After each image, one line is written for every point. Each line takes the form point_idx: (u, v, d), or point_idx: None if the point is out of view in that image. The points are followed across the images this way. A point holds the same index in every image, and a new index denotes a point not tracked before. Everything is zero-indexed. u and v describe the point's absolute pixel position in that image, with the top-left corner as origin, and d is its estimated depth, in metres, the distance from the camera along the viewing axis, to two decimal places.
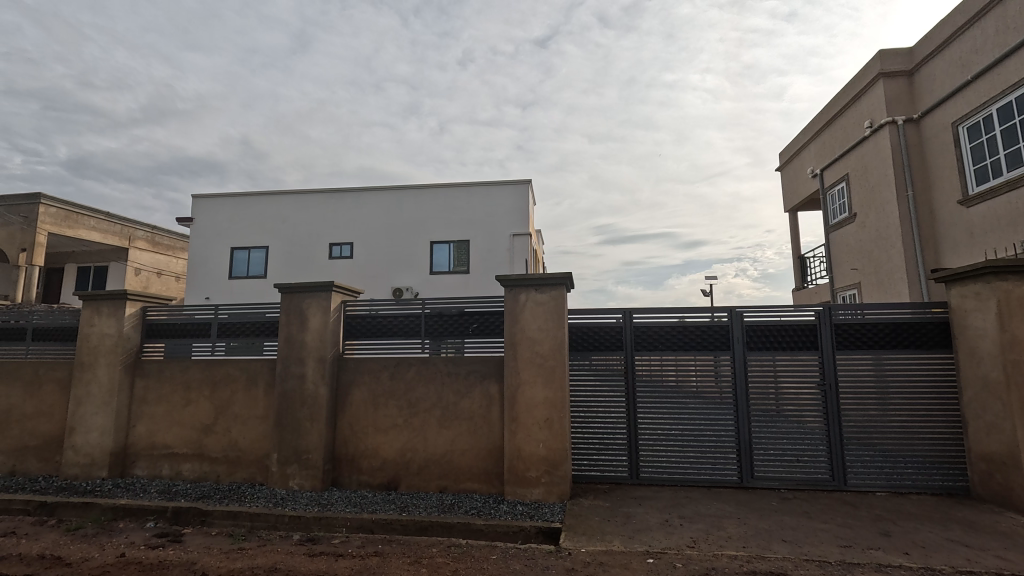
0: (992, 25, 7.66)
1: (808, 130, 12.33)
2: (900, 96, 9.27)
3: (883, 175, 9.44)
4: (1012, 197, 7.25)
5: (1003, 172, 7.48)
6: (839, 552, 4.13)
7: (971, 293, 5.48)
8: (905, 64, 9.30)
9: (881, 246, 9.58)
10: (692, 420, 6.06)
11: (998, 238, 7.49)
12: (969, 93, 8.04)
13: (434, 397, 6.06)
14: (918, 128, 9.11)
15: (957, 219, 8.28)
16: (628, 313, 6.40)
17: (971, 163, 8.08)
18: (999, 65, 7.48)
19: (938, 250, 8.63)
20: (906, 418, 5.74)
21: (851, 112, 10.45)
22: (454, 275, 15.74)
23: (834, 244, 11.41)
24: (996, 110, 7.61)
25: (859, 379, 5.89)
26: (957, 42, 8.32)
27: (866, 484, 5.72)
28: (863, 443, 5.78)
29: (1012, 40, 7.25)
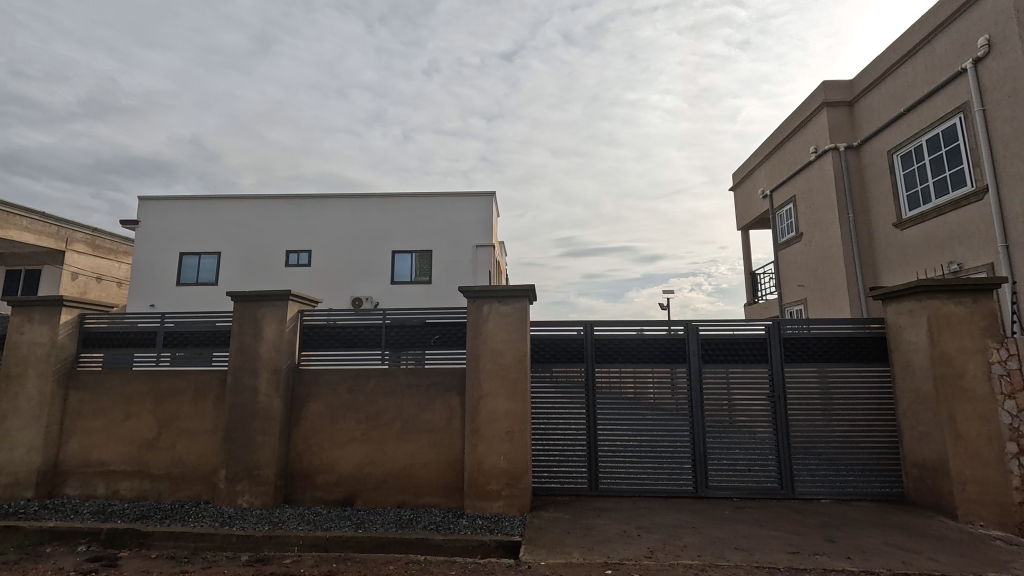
0: (922, 62, 8.32)
1: (759, 153, 12.97)
2: (841, 124, 9.92)
3: (826, 198, 10.03)
4: (941, 221, 7.86)
5: (932, 199, 8.09)
6: (788, 558, 4.29)
7: (905, 310, 5.86)
8: (846, 95, 9.98)
9: (825, 264, 10.13)
10: (650, 431, 6.18)
11: (929, 259, 8.08)
12: (903, 124, 8.67)
13: (394, 409, 5.95)
14: (858, 155, 9.76)
15: (892, 242, 8.90)
16: (589, 325, 6.50)
17: (903, 189, 8.70)
18: (929, 100, 8.13)
19: (876, 269, 9.23)
20: (848, 428, 6.05)
21: (798, 139, 11.08)
22: (415, 284, 15.55)
23: (782, 262, 11.97)
24: (925, 141, 8.24)
25: (806, 391, 6.17)
26: (891, 77, 8.98)
27: (812, 492, 5.99)
28: (810, 452, 6.06)
29: (940, 77, 7.89)
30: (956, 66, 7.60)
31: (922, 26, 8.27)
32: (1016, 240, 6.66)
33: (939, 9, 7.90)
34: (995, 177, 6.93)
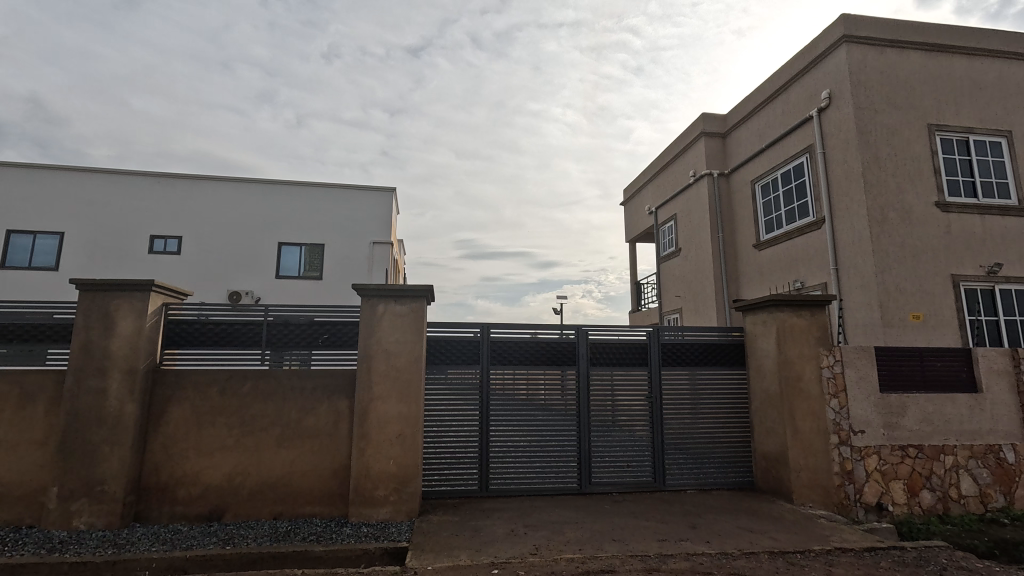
0: (779, 106, 9.58)
1: (646, 172, 14.05)
2: (715, 153, 11.10)
3: (701, 219, 11.15)
4: (789, 245, 9.13)
5: (784, 225, 9.34)
6: (658, 545, 4.67)
7: (759, 321, 6.70)
8: (720, 128, 11.18)
9: (698, 278, 11.24)
10: (540, 431, 6.39)
11: (780, 277, 9.34)
12: (763, 158, 9.93)
13: (273, 414, 5.50)
14: (728, 182, 10.99)
15: (752, 260, 10.13)
16: (486, 328, 6.56)
17: (762, 215, 9.96)
18: (783, 139, 9.39)
19: (739, 284, 10.44)
20: (711, 425, 6.76)
21: (680, 162, 12.19)
22: (304, 279, 14.57)
23: (663, 274, 13.07)
24: (780, 175, 9.52)
25: (678, 392, 6.78)
26: (756, 116, 10.25)
27: (680, 483, 6.59)
28: (679, 448, 6.66)
29: (792, 121, 9.16)
30: (804, 112, 8.86)
31: (780, 75, 9.52)
32: (843, 264, 7.93)
33: (793, 62, 9.15)
34: (830, 210, 8.19)
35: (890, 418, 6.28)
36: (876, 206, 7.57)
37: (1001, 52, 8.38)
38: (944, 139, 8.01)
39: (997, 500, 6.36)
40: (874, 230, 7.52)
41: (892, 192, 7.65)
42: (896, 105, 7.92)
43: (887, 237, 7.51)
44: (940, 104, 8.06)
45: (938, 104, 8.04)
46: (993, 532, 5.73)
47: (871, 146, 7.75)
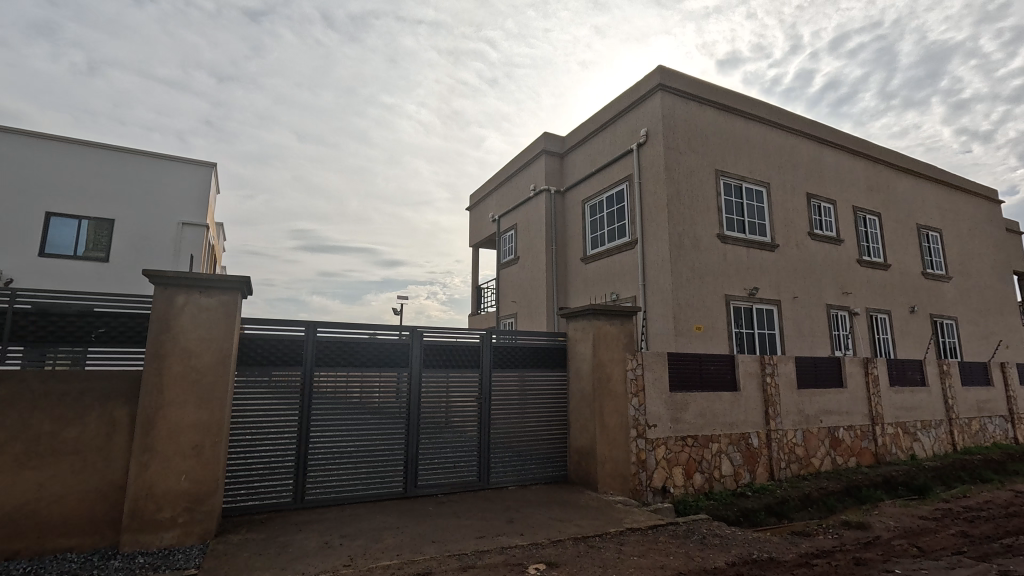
0: (607, 136, 10.72)
1: (492, 181, 14.56)
2: (553, 171, 11.98)
3: (538, 230, 11.94)
4: (609, 261, 10.27)
5: (607, 243, 10.47)
6: (475, 543, 4.82)
7: (580, 327, 7.36)
8: (558, 148, 12.11)
9: (532, 285, 12.01)
10: (366, 435, 6.14)
11: (600, 289, 10.43)
12: (593, 181, 11.02)
13: (15, 426, 4.38)
14: (563, 199, 11.95)
15: (579, 273, 11.16)
16: (313, 326, 6.10)
17: (589, 232, 11.05)
18: (610, 166, 10.53)
19: (567, 293, 11.40)
20: (534, 423, 7.22)
21: (522, 176, 12.90)
22: (82, 260, 11.95)
23: (501, 279, 13.68)
24: (605, 197, 10.66)
25: (507, 393, 7.10)
26: (589, 142, 11.32)
27: (502, 480, 6.91)
28: (504, 446, 6.98)
29: (617, 151, 10.32)
30: (627, 145, 10.06)
31: (609, 109, 10.65)
32: (649, 281, 9.18)
33: (620, 99, 10.32)
34: (642, 233, 9.42)
35: (675, 413, 7.45)
36: (675, 233, 8.93)
37: (765, 120, 10.59)
38: (726, 183, 9.81)
39: (745, 477, 7.92)
40: (673, 253, 8.84)
41: (688, 223, 9.11)
42: (694, 150, 9.48)
43: (682, 259, 8.89)
44: (724, 154, 9.86)
45: (723, 154, 9.82)
46: (740, 503, 7.13)
47: (675, 181, 9.12)
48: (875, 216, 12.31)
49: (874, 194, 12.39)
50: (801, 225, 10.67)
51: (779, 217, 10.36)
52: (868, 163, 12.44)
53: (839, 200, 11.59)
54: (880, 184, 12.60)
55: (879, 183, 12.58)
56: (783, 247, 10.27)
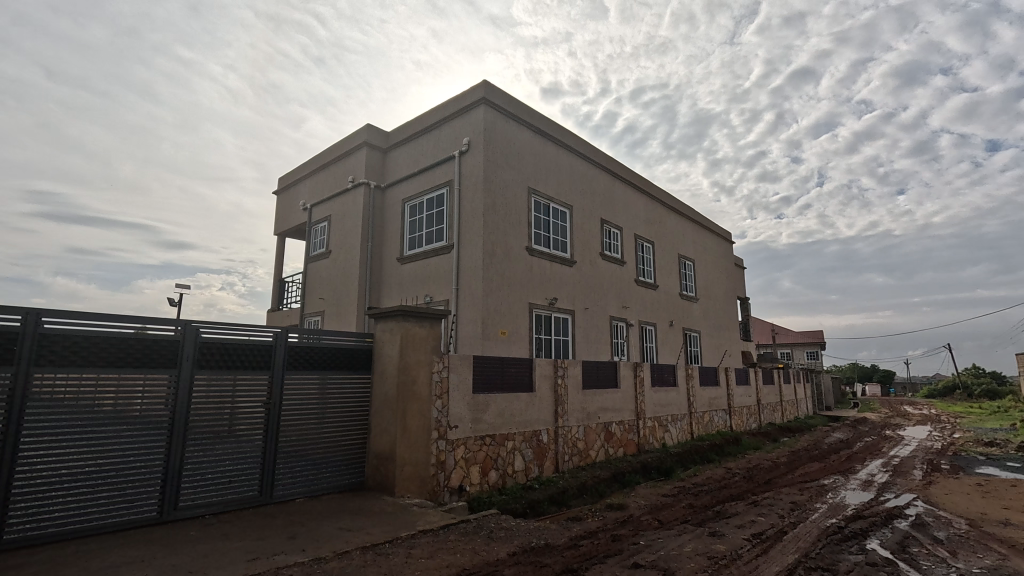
0: (431, 139, 10.75)
1: (306, 167, 13.41)
2: (374, 166, 11.54)
3: (353, 225, 11.37)
4: (425, 263, 10.30)
5: (423, 245, 10.48)
6: (245, 567, 4.28)
7: (388, 329, 7.14)
8: (380, 143, 11.72)
9: (343, 282, 11.36)
10: (109, 452, 5.00)
11: (414, 291, 10.40)
12: (414, 181, 10.93)
13: None
14: (382, 196, 11.60)
15: (394, 273, 10.95)
16: (36, 315, 4.78)
17: (406, 232, 10.92)
18: (431, 169, 10.57)
19: (380, 293, 11.10)
20: (331, 429, 6.75)
21: (340, 166, 12.14)
22: None
23: (309, 274, 12.66)
24: (425, 200, 10.66)
25: (301, 398, 6.51)
26: (413, 141, 11.20)
27: (289, 493, 6.30)
28: (293, 456, 6.37)
29: (440, 155, 10.42)
30: (449, 151, 10.22)
31: (434, 113, 10.70)
32: (461, 286, 9.43)
33: (445, 105, 10.45)
34: (457, 239, 9.65)
35: (476, 413, 7.76)
36: (488, 241, 9.35)
37: (572, 149, 11.83)
38: (536, 200, 10.65)
39: (534, 471, 8.62)
40: (485, 261, 9.24)
41: (501, 234, 9.62)
42: (510, 166, 10.08)
43: (493, 268, 9.34)
44: (536, 174, 10.71)
45: (535, 173, 10.65)
46: (528, 495, 7.72)
47: (491, 193, 9.57)
48: (650, 244, 14.70)
49: (651, 226, 14.80)
50: (594, 246, 12.16)
51: (577, 237, 11.64)
52: (648, 199, 14.79)
53: (625, 227, 13.54)
54: (655, 218, 15.10)
55: (654, 217, 15.06)
56: (579, 264, 11.56)
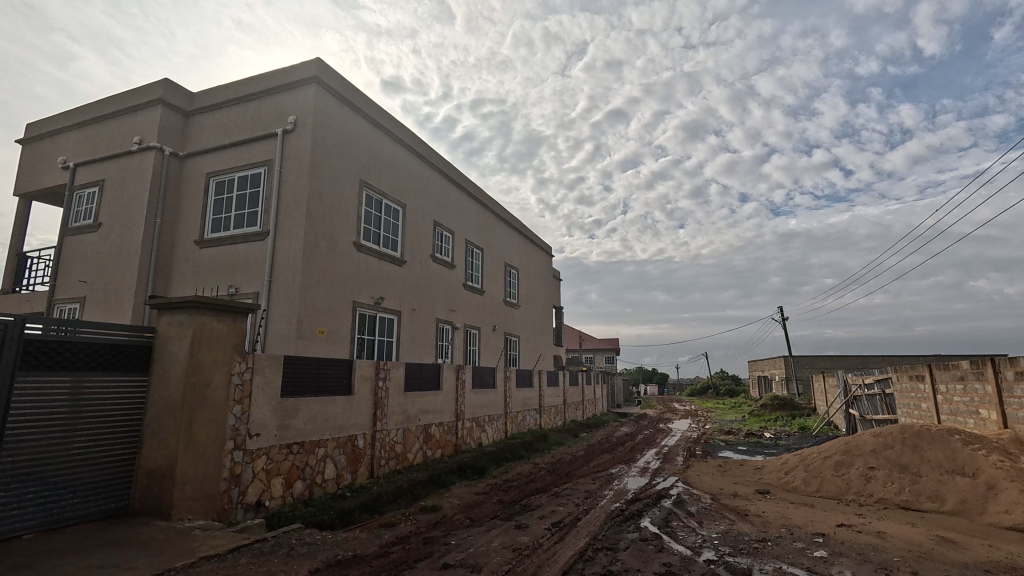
0: (249, 111, 9.51)
1: (71, 116, 10.71)
2: (171, 129, 9.77)
3: (137, 196, 9.44)
4: (232, 249, 9.06)
5: (231, 228, 9.22)
6: None
7: (175, 322, 6.00)
8: (183, 103, 9.96)
9: (117, 263, 9.34)
10: None
11: (214, 279, 9.10)
12: (223, 154, 9.53)
13: None
14: (180, 166, 9.86)
15: (190, 257, 9.42)
16: None
17: (210, 212, 9.48)
18: (247, 144, 9.35)
19: (168, 279, 9.45)
20: (84, 444, 5.39)
21: (123, 121, 9.97)
22: None
23: (66, 249, 10.13)
24: (237, 177, 9.39)
25: (40, 406, 5.08)
26: (226, 109, 9.77)
27: (12, 529, 4.79)
28: (22, 481, 4.90)
29: (259, 130, 9.27)
30: (271, 127, 9.16)
31: (255, 82, 9.49)
32: (275, 278, 8.50)
33: (270, 76, 9.35)
34: (275, 226, 8.69)
35: (284, 420, 7.04)
36: (311, 232, 8.62)
37: (409, 147, 11.60)
38: (368, 195, 10.18)
39: (347, 479, 8.14)
40: (306, 253, 8.48)
41: (326, 225, 8.95)
42: (341, 155, 9.46)
43: (315, 261, 8.62)
44: (370, 167, 10.24)
45: (369, 166, 10.17)
46: (338, 505, 7.25)
47: (318, 180, 8.85)
48: (480, 250, 15.20)
49: (481, 232, 15.32)
50: (425, 247, 12.10)
51: (409, 237, 11.45)
52: (480, 207, 15.29)
53: (457, 232, 13.76)
54: (486, 226, 15.68)
55: (485, 225, 15.63)
56: (409, 264, 11.38)
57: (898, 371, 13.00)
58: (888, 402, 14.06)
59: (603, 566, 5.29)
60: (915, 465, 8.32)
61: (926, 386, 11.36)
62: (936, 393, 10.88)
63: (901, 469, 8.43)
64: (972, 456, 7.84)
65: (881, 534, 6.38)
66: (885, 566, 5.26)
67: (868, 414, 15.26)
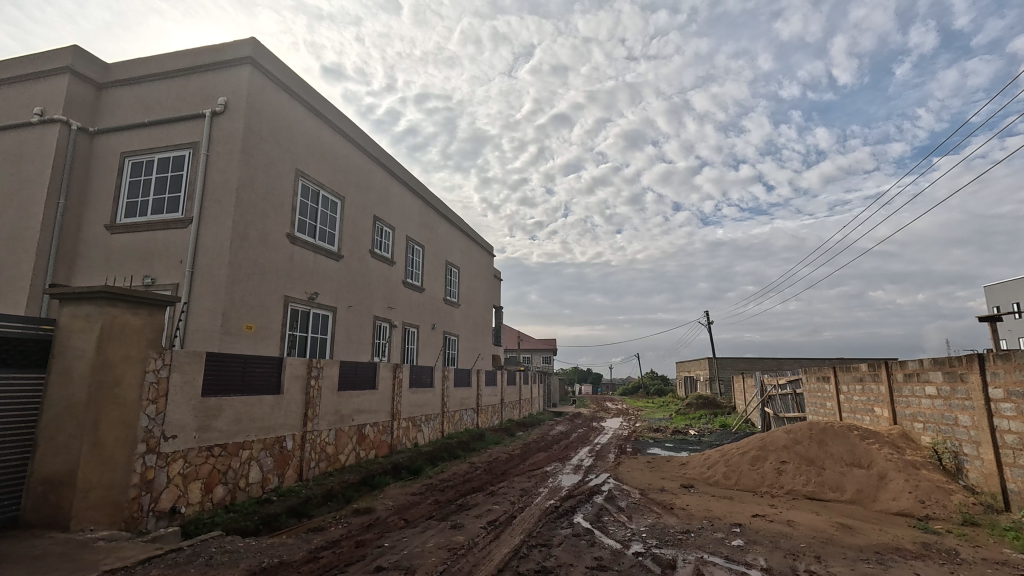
0: (173, 88, 8.82)
1: None
2: (81, 102, 8.88)
3: (36, 173, 8.49)
4: (148, 236, 8.36)
5: (149, 214, 8.52)
6: None
7: (81, 314, 5.45)
8: (95, 74, 9.08)
9: (9, 247, 8.36)
10: None
11: (127, 268, 8.38)
12: (142, 133, 8.79)
13: None
14: (90, 143, 8.99)
15: (99, 243, 8.61)
16: None
17: (125, 195, 8.71)
18: (170, 124, 8.67)
19: (72, 266, 8.59)
20: None
21: (21, 89, 8.93)
22: None
23: None
24: (157, 159, 8.68)
25: None
26: (146, 84, 9.00)
27: None
28: None
29: (185, 110, 8.63)
30: (197, 108, 8.55)
31: (182, 58, 8.82)
32: (198, 269, 7.93)
33: (198, 53, 8.72)
34: (199, 213, 8.11)
35: (204, 421, 6.59)
36: (241, 221, 8.12)
37: (350, 138, 11.23)
38: (304, 185, 9.74)
39: (273, 482, 7.74)
40: (234, 244, 7.99)
41: (257, 215, 8.47)
42: (276, 142, 8.99)
43: (243, 252, 8.14)
44: (307, 157, 9.81)
45: (305, 155, 9.73)
46: (263, 510, 6.87)
47: (250, 166, 8.35)
48: (420, 247, 14.96)
49: (422, 229, 15.09)
50: (364, 243, 11.75)
51: (347, 231, 11.08)
52: (423, 203, 15.07)
53: (397, 228, 13.47)
54: (427, 223, 15.45)
55: (427, 222, 15.40)
56: (346, 259, 11.01)
57: (808, 372, 14.15)
58: (798, 401, 15.27)
59: (537, 562, 5.37)
60: (820, 458, 9.08)
61: (830, 386, 12.45)
62: (839, 393, 11.95)
63: (809, 462, 9.17)
64: (868, 449, 8.67)
65: (790, 522, 6.92)
66: (793, 552, 5.70)
67: (781, 412, 16.50)
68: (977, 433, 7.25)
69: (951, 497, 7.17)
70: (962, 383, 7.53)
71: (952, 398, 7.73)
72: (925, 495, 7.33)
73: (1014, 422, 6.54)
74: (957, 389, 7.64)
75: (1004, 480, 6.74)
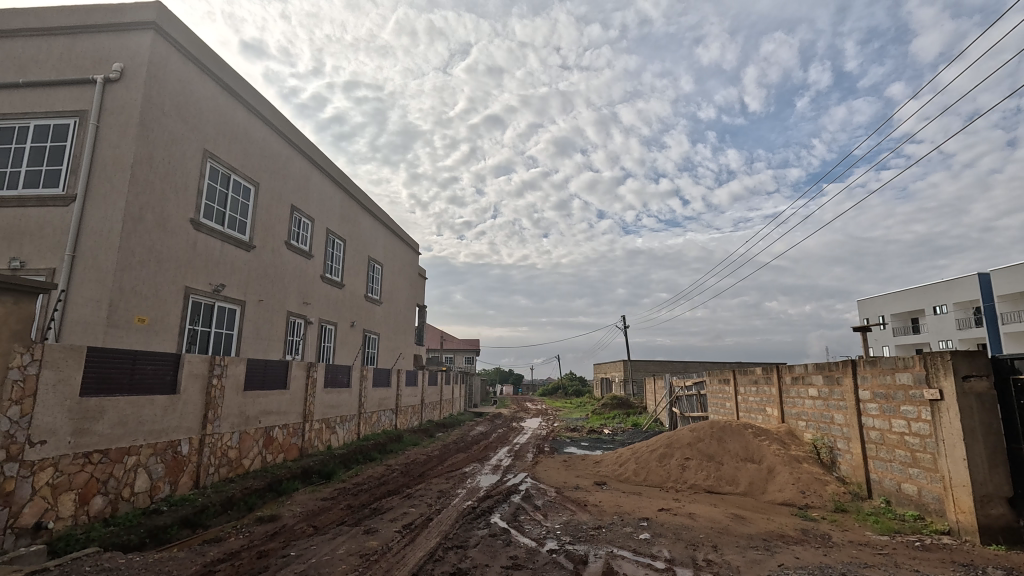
0: (57, 47, 7.77)
1: None
2: None
3: None
4: (18, 213, 7.30)
5: (20, 187, 7.45)
6: None
7: None
8: None
9: None
10: None
11: None
12: (15, 96, 7.69)
13: None
14: None
15: None
16: None
17: None
18: (50, 88, 7.63)
19: None
20: None
21: None
22: None
23: None
24: (33, 125, 7.60)
25: None
26: (21, 39, 7.86)
27: None
28: None
29: (71, 74, 7.64)
30: (86, 72, 7.60)
31: (69, 15, 7.80)
32: (80, 253, 7.05)
33: (90, 11, 7.75)
34: (84, 190, 7.20)
35: (81, 424, 5.86)
36: (135, 202, 7.30)
37: (267, 122, 10.51)
38: (212, 167, 8.95)
39: (163, 490, 7.04)
40: (126, 227, 7.17)
41: (156, 196, 7.66)
42: (180, 118, 8.18)
43: (137, 237, 7.32)
44: (217, 138, 9.04)
45: (215, 135, 8.96)
46: (150, 522, 6.21)
47: (149, 142, 7.53)
48: (340, 241, 14.29)
49: (344, 222, 14.43)
50: (279, 233, 11.04)
51: (260, 221, 10.35)
52: (345, 195, 14.42)
53: (317, 219, 12.82)
54: (349, 216, 14.79)
55: (349, 215, 14.76)
56: (258, 250, 10.29)
57: (711, 374, 15.25)
58: (702, 401, 16.42)
59: (453, 564, 5.29)
60: (719, 454, 9.79)
61: (730, 388, 13.48)
62: (737, 394, 12.97)
63: (709, 458, 9.85)
64: (760, 446, 9.48)
65: (691, 515, 7.40)
66: (693, 542, 6.10)
67: (686, 412, 17.66)
68: (848, 430, 8.16)
69: (826, 487, 8.04)
70: (838, 386, 8.45)
71: (830, 399, 8.65)
72: (805, 486, 8.13)
73: (877, 419, 7.46)
74: (834, 391, 8.57)
75: (868, 471, 7.65)
